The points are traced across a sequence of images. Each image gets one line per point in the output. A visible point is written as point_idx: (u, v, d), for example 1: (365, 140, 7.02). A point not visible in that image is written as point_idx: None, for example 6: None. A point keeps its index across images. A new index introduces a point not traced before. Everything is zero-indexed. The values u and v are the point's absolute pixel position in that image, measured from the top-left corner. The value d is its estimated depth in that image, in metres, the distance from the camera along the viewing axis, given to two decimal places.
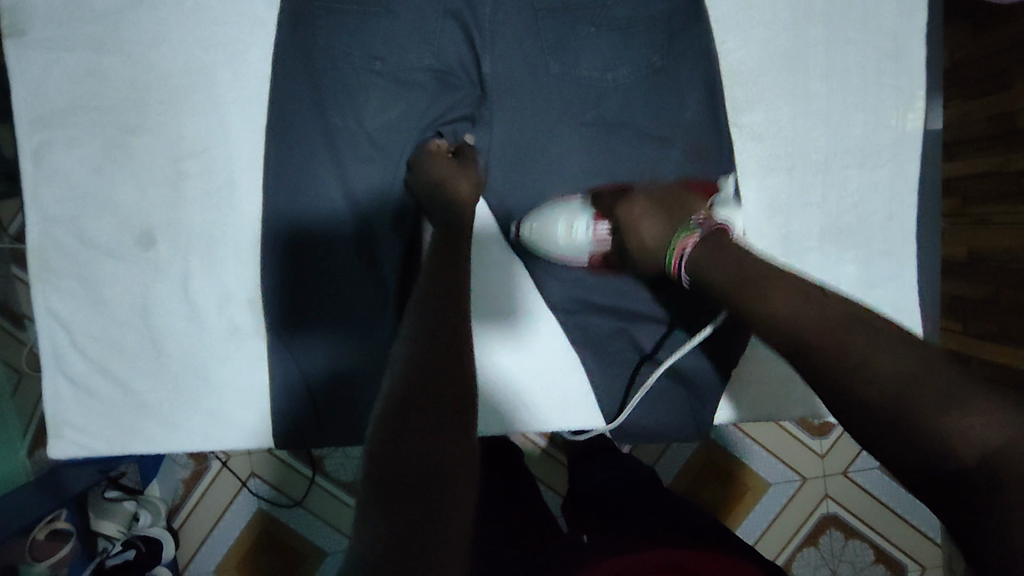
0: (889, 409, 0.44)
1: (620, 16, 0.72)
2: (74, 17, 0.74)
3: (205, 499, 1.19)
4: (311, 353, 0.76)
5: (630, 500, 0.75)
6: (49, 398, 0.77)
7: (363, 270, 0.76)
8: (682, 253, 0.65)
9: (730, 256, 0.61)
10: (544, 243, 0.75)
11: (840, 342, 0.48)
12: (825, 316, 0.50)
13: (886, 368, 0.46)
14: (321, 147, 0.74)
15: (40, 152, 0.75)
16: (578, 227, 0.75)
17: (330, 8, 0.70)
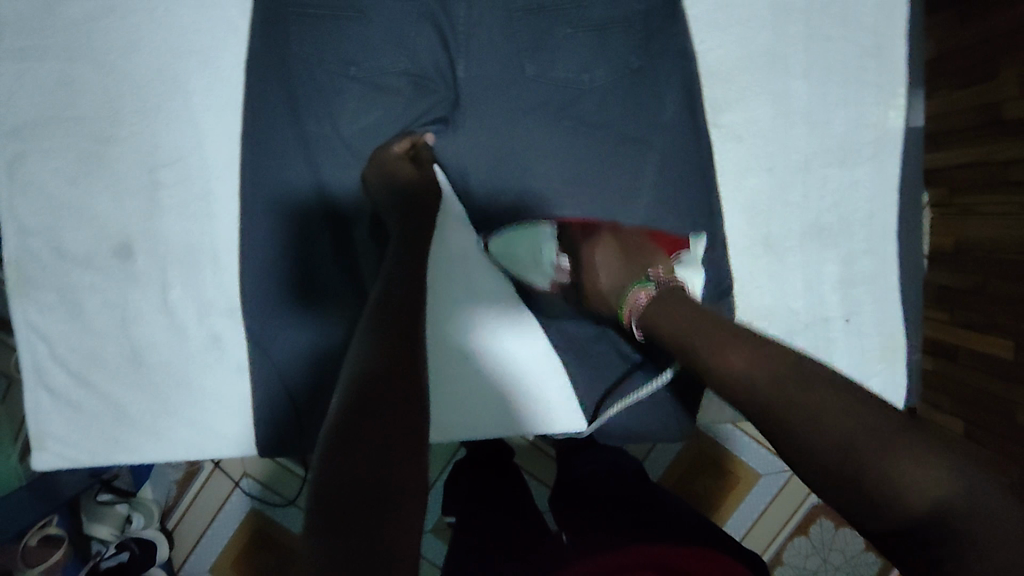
0: (846, 465, 0.43)
1: (595, 17, 0.72)
2: (43, 26, 0.73)
3: (197, 501, 1.19)
4: (292, 360, 0.76)
5: (612, 492, 0.75)
6: (32, 411, 0.77)
7: (342, 275, 0.76)
8: (635, 311, 0.64)
9: (681, 307, 0.60)
10: (508, 257, 0.77)
11: (793, 398, 0.47)
12: (768, 369, 0.49)
13: (843, 423, 0.45)
14: (297, 154, 0.73)
15: (14, 164, 0.74)
16: (541, 253, 0.76)
17: (303, 12, 0.70)
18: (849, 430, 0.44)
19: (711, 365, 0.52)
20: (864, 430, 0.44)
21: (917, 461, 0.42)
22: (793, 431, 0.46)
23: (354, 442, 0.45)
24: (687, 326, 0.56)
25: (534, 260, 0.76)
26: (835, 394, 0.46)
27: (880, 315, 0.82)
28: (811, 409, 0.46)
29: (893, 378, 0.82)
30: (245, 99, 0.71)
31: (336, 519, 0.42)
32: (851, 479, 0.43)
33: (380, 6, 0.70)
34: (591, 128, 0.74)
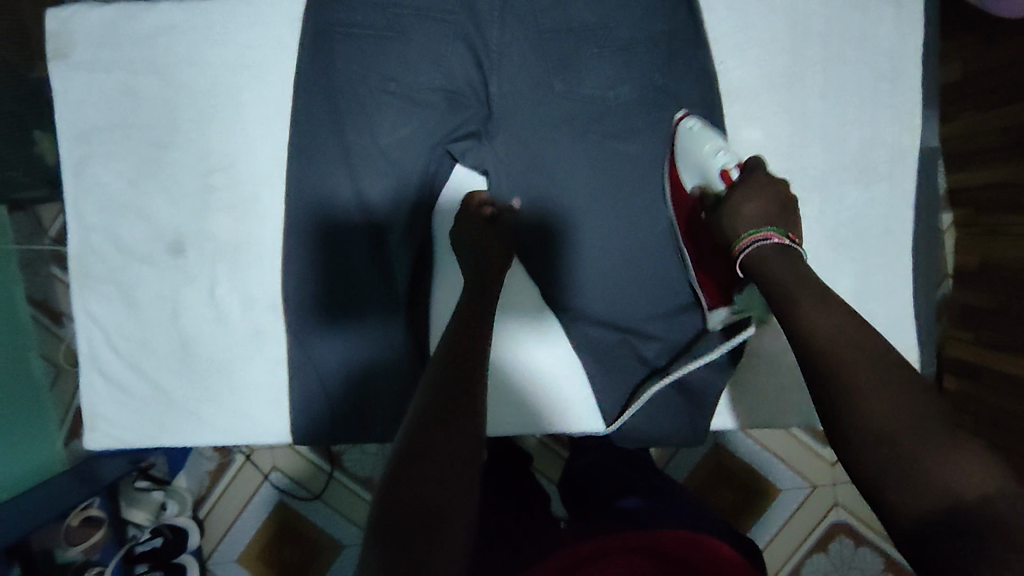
0: (895, 448, 0.47)
1: (621, 37, 0.76)
2: (112, 41, 0.80)
3: (228, 492, 1.25)
4: (327, 358, 0.81)
5: (622, 482, 0.80)
6: (88, 393, 0.83)
7: (377, 277, 0.81)
8: (757, 241, 0.66)
9: (789, 267, 0.64)
10: (690, 141, 0.76)
11: (852, 372, 0.52)
12: (850, 350, 0.54)
13: (886, 405, 0.49)
14: (339, 163, 0.78)
15: (81, 166, 0.81)
16: (720, 155, 0.76)
17: (349, 32, 0.75)
18: (889, 407, 0.49)
19: (798, 314, 0.59)
20: (911, 422, 0.48)
21: (961, 459, 0.45)
22: (842, 401, 0.52)
23: (408, 465, 0.49)
24: (790, 281, 0.62)
25: (706, 165, 0.77)
26: (896, 390, 0.50)
27: (896, 330, 0.83)
28: (867, 395, 0.51)
29: None
30: (294, 112, 0.77)
31: (383, 526, 0.45)
32: (877, 447, 0.48)
33: (419, 26, 0.75)
34: (615, 141, 0.78)
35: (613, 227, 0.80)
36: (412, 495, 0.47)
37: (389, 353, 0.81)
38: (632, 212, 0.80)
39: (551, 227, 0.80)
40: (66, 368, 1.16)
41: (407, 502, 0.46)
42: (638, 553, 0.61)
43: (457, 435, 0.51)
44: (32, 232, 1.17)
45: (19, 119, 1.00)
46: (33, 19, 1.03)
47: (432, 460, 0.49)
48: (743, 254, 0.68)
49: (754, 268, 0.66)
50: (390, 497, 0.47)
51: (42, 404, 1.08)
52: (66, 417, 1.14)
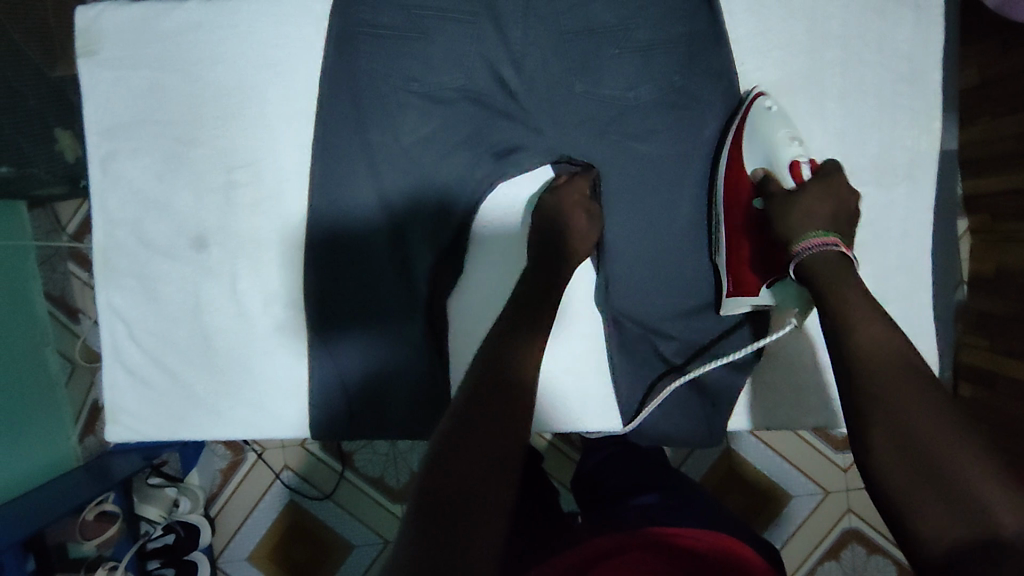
0: (925, 465, 0.49)
1: (641, 38, 0.77)
2: (139, 39, 0.82)
3: (240, 489, 1.25)
4: (345, 353, 0.81)
5: (639, 478, 0.81)
6: (110, 385, 0.84)
7: (396, 273, 0.81)
8: (823, 245, 0.65)
9: (839, 276, 0.64)
10: (762, 123, 0.77)
11: (883, 387, 0.54)
12: (885, 364, 0.56)
13: (920, 423, 0.51)
14: (361, 161, 0.79)
15: (107, 161, 0.83)
16: (794, 147, 0.75)
17: (373, 33, 0.76)
18: (922, 426, 0.51)
19: (841, 324, 0.60)
20: (942, 440, 0.50)
21: (989, 480, 0.47)
22: (874, 414, 0.53)
23: (445, 455, 0.51)
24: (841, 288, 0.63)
25: (776, 148, 0.75)
26: (929, 408, 0.52)
27: (914, 334, 0.83)
28: (900, 411, 0.52)
29: None
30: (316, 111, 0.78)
31: (421, 509, 0.48)
32: (906, 464, 0.50)
33: (442, 26, 0.76)
34: (635, 141, 0.79)
35: (630, 226, 0.81)
36: (447, 481, 0.49)
37: (408, 348, 0.82)
38: (649, 211, 0.81)
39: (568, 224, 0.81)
40: (85, 366, 1.18)
41: (443, 484, 0.49)
42: (638, 545, 0.61)
43: (490, 425, 0.53)
44: (51, 229, 1.18)
45: (42, 116, 1.02)
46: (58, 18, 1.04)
47: (467, 449, 0.51)
48: (801, 254, 0.66)
49: (809, 270, 0.65)
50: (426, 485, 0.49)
51: (55, 397, 1.10)
52: (83, 412, 1.16)
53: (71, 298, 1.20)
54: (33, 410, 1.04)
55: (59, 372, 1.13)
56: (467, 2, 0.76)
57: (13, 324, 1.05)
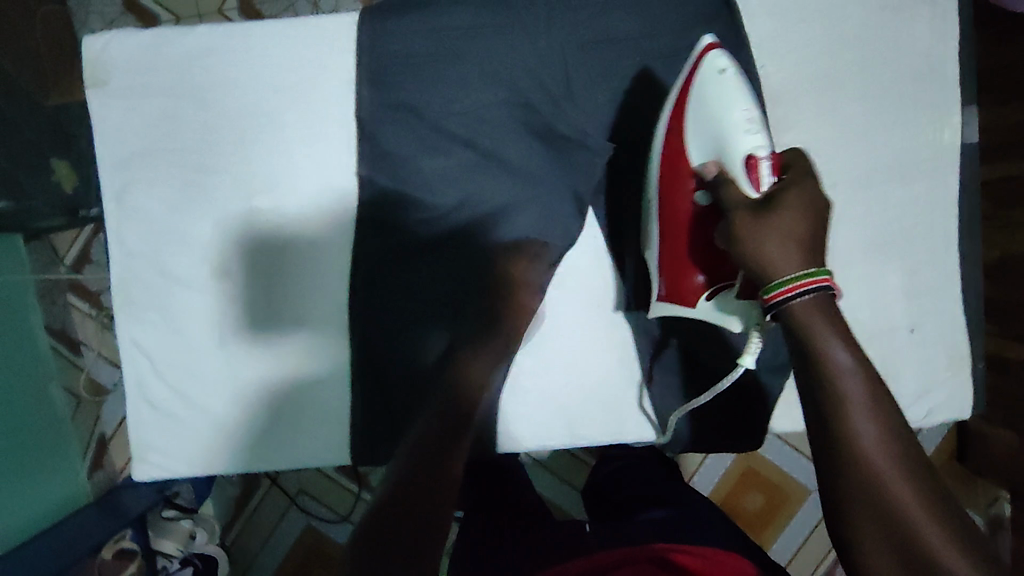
0: (902, 538, 0.49)
1: (660, 47, 0.79)
2: (148, 68, 0.80)
3: (255, 515, 1.23)
4: (393, 353, 0.82)
5: (640, 495, 0.82)
6: (141, 423, 0.83)
7: (428, 270, 0.81)
8: (814, 288, 0.53)
9: (821, 321, 0.53)
10: (717, 100, 0.65)
11: (867, 449, 0.51)
12: (875, 417, 0.51)
13: (902, 490, 0.49)
14: (413, 179, 0.81)
15: (123, 194, 0.81)
16: (752, 135, 0.62)
17: (404, 65, 0.80)
18: (905, 505, 0.49)
19: (824, 365, 0.53)
20: (922, 512, 0.49)
21: (960, 557, 0.47)
22: (856, 475, 0.50)
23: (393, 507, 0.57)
24: (821, 327, 0.53)
25: (726, 132, 0.64)
26: (910, 474, 0.50)
27: (944, 327, 0.84)
28: (886, 477, 0.50)
29: (955, 384, 0.84)
30: (361, 128, 0.81)
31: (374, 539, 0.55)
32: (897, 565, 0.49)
33: (474, 46, 0.80)
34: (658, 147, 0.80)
35: None
36: (392, 523, 0.56)
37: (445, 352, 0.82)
38: None
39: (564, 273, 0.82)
40: (89, 399, 1.17)
41: (393, 516, 0.56)
42: (646, 560, 0.63)
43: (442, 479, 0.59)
44: (49, 260, 1.15)
45: (38, 146, 0.99)
46: (51, 56, 1.06)
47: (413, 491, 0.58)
48: (782, 300, 0.54)
49: (794, 318, 0.54)
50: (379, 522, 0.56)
51: (64, 431, 1.08)
52: (92, 442, 1.15)
53: (72, 330, 1.17)
54: (43, 449, 1.02)
55: (64, 406, 1.11)
56: (495, 18, 0.80)
57: (18, 365, 1.02)
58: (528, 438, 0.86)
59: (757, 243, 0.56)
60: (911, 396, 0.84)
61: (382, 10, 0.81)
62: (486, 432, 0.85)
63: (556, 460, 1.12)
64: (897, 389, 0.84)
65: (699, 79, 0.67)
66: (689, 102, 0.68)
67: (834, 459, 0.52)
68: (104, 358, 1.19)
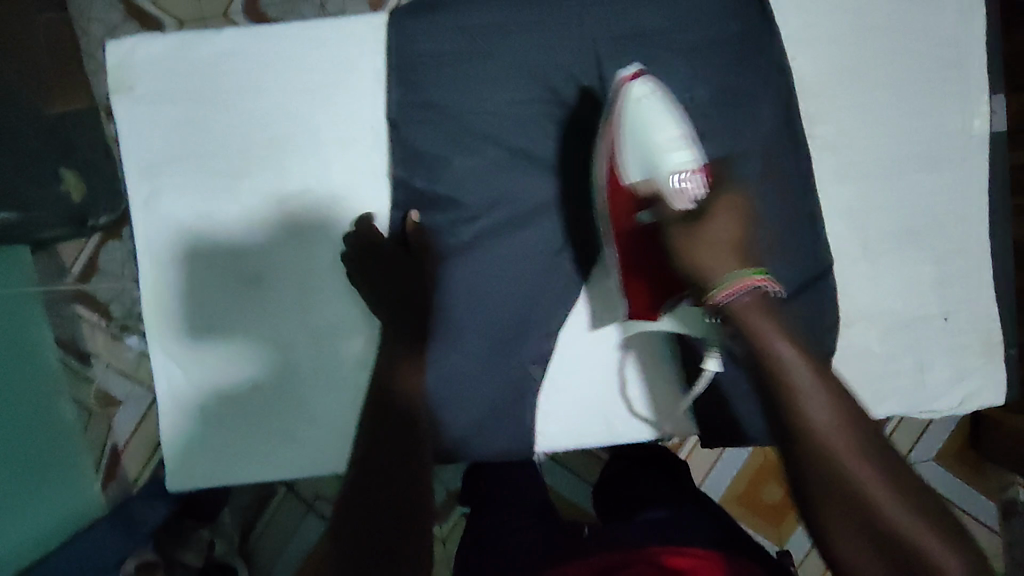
0: (872, 525, 0.56)
1: (693, 41, 0.79)
2: (175, 72, 0.79)
3: (271, 524, 1.16)
4: (428, 363, 0.79)
5: (632, 490, 0.83)
6: (173, 432, 0.81)
7: (457, 277, 0.80)
8: (747, 287, 0.66)
9: (765, 327, 0.65)
10: (645, 124, 0.72)
11: (824, 448, 0.59)
12: (828, 417, 0.60)
13: (861, 478, 0.57)
14: (445, 178, 0.80)
15: (149, 200, 0.80)
16: (679, 153, 0.71)
17: (435, 63, 0.79)
18: (868, 488, 0.57)
19: (780, 375, 0.63)
20: (882, 495, 0.56)
21: (925, 535, 0.54)
22: (820, 470, 0.58)
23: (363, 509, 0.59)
24: (768, 342, 0.64)
25: (655, 152, 0.71)
26: (866, 464, 0.58)
27: (976, 315, 0.84)
28: (846, 470, 0.58)
29: (989, 372, 0.84)
30: (391, 128, 0.80)
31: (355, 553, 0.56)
32: (867, 546, 0.56)
33: (505, 43, 0.79)
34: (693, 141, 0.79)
35: None
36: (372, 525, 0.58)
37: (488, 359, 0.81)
38: None
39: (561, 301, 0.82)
40: (100, 412, 1.12)
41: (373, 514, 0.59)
42: (641, 562, 0.62)
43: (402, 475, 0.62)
44: (54, 272, 1.08)
45: (42, 155, 0.93)
46: (49, 60, 1.00)
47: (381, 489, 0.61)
48: (732, 298, 0.67)
49: (740, 316, 0.66)
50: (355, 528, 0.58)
51: (76, 443, 1.04)
52: (102, 456, 1.10)
53: (83, 341, 1.11)
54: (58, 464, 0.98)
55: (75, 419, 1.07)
56: (526, 15, 0.79)
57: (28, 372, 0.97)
58: (561, 445, 0.85)
59: (698, 258, 0.70)
60: (947, 385, 0.84)
61: (411, 9, 0.80)
62: (526, 435, 0.83)
63: (573, 458, 1.12)
64: (931, 380, 0.84)
65: (624, 108, 0.74)
66: (617, 129, 0.74)
67: (801, 457, 0.60)
68: (116, 370, 1.13)
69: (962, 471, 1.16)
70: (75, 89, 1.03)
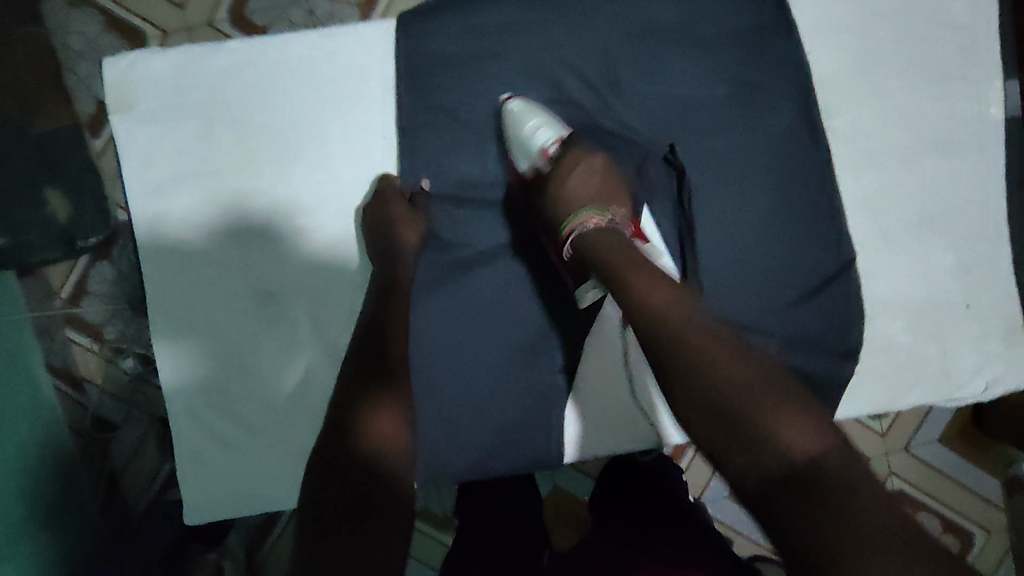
0: (730, 414, 0.47)
1: (710, 37, 0.78)
2: (179, 88, 0.77)
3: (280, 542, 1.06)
4: (447, 384, 0.78)
5: (613, 513, 0.77)
6: (190, 458, 0.78)
7: (467, 298, 0.78)
8: (579, 227, 0.67)
9: (607, 245, 0.64)
10: (512, 117, 0.75)
11: (677, 340, 0.51)
12: (679, 312, 0.53)
13: (709, 366, 0.49)
14: (461, 186, 0.78)
15: (156, 222, 0.77)
16: (541, 132, 0.74)
17: (447, 68, 0.77)
18: (718, 376, 0.48)
19: (624, 286, 0.58)
20: (733, 383, 0.48)
21: (792, 423, 0.45)
22: (669, 360, 0.51)
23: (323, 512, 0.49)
24: (616, 255, 0.62)
25: (522, 137, 0.74)
26: (716, 351, 0.50)
27: (998, 300, 0.84)
28: (695, 357, 0.50)
29: (1011, 356, 0.84)
30: (403, 135, 0.77)
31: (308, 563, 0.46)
32: (725, 442, 0.46)
33: (518, 45, 0.77)
34: (714, 139, 0.78)
35: (723, 223, 0.78)
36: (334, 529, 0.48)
37: (498, 382, 0.78)
38: (741, 207, 0.78)
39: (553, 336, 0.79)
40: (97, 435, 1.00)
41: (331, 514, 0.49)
42: None
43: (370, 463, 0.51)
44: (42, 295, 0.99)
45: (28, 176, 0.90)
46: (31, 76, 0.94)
47: (350, 486, 0.50)
48: (568, 245, 0.69)
49: (582, 252, 0.66)
50: (313, 538, 0.48)
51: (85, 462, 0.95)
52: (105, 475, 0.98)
53: (74, 367, 1.02)
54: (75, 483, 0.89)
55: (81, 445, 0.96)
56: (539, 15, 0.77)
57: (17, 395, 0.84)
58: (588, 452, 0.81)
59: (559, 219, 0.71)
60: (969, 371, 0.83)
61: (418, 11, 0.78)
62: (555, 444, 0.80)
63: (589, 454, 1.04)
64: (954, 367, 0.83)
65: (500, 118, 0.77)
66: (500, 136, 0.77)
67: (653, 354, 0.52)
68: (111, 396, 1.04)
69: (965, 449, 1.10)
70: (56, 108, 0.95)
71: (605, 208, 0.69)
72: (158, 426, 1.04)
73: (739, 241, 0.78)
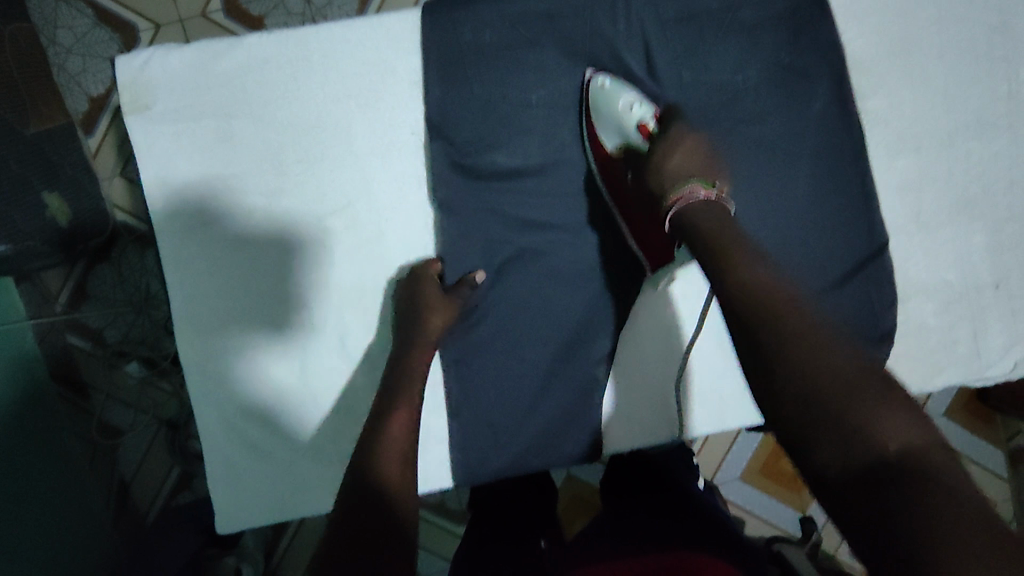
0: (823, 391, 0.45)
1: (745, 21, 0.77)
2: (200, 86, 0.74)
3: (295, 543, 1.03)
4: (488, 384, 0.77)
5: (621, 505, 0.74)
6: (216, 464, 0.76)
7: (502, 295, 0.77)
8: (685, 196, 0.66)
9: (711, 214, 0.63)
10: (606, 98, 0.75)
11: (779, 316, 0.50)
12: (784, 294, 0.52)
13: (811, 348, 0.47)
14: (494, 177, 0.76)
15: (178, 227, 0.74)
16: (636, 108, 0.75)
17: (478, 58, 0.75)
18: (819, 354, 0.47)
19: (722, 262, 0.57)
20: (832, 368, 0.46)
21: (889, 410, 0.43)
22: (764, 330, 0.49)
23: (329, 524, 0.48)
24: (716, 228, 0.61)
25: (617, 117, 0.75)
26: (817, 336, 0.48)
27: None
28: (796, 332, 0.49)
29: None
30: (433, 129, 0.76)
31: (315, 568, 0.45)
32: (812, 418, 0.44)
33: (550, 33, 0.76)
34: (750, 124, 0.77)
35: (761, 208, 0.76)
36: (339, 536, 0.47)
37: (537, 377, 0.77)
38: (777, 192, 0.77)
39: (598, 327, 0.78)
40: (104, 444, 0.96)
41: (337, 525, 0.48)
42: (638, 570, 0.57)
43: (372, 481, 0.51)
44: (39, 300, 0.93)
45: None
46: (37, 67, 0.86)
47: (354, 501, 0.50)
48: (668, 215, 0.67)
49: (682, 222, 0.65)
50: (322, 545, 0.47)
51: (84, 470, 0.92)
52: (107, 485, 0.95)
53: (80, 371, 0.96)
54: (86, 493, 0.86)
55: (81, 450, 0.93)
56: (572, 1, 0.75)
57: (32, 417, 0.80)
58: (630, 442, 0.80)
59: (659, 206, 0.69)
60: (997, 351, 0.83)
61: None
62: (594, 437, 0.79)
63: None
64: (983, 347, 0.83)
65: (588, 98, 0.76)
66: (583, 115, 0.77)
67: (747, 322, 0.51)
68: (120, 401, 0.97)
69: (974, 423, 1.11)
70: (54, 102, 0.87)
71: (710, 182, 0.67)
72: (166, 430, 0.98)
73: (776, 225, 0.76)
